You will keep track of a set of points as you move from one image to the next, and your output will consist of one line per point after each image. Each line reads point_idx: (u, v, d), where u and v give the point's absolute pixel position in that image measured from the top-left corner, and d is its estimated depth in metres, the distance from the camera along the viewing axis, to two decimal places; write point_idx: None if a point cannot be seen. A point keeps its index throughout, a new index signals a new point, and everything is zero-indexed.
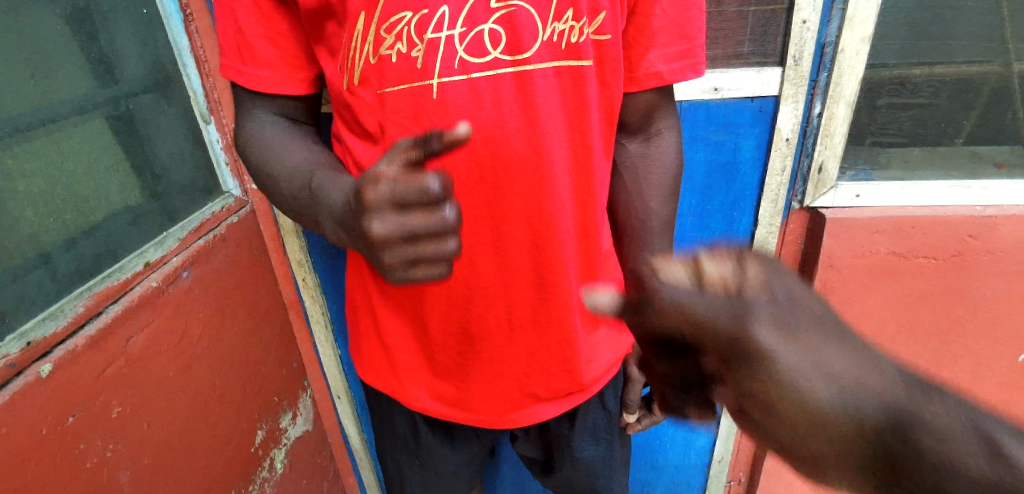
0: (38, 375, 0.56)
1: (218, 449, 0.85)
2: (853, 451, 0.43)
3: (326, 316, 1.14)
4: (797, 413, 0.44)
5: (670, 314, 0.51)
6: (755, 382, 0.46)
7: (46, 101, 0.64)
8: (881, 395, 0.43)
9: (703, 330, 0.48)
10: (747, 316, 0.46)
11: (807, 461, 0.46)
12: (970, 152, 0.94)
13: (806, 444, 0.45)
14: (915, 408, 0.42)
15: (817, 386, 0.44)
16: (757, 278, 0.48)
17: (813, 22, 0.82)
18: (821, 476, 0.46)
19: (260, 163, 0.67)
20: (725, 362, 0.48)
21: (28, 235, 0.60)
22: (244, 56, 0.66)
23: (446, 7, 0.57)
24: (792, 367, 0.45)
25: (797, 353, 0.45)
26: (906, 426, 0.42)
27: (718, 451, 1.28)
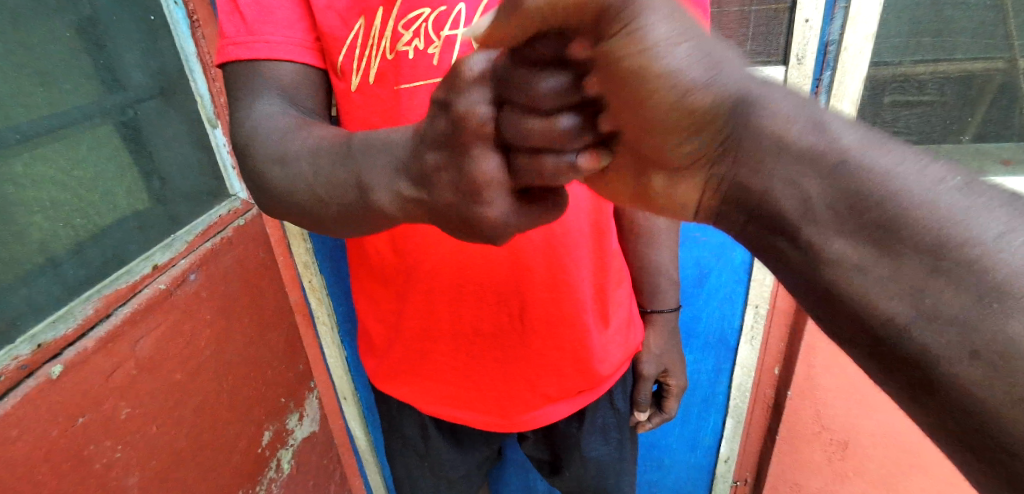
0: (48, 376, 0.57)
1: (226, 451, 0.85)
2: (700, 132, 0.34)
3: (332, 317, 1.15)
4: (662, 101, 0.32)
5: (557, 4, 0.33)
6: (633, 58, 0.31)
7: (55, 108, 0.65)
8: (742, 73, 0.33)
9: (581, 8, 0.32)
10: (635, 2, 0.31)
11: (648, 151, 0.37)
12: (975, 149, 0.92)
13: (649, 133, 0.35)
14: (768, 88, 0.33)
15: (681, 49, 0.31)
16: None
17: (815, 21, 0.82)
18: (664, 187, 0.39)
19: (274, 147, 0.51)
20: (598, 24, 0.32)
21: (37, 241, 0.61)
22: (251, 19, 0.56)
23: (463, 4, 0.58)
24: (673, 40, 0.31)
25: (678, 31, 0.31)
26: (755, 104, 0.32)
27: (724, 451, 1.28)
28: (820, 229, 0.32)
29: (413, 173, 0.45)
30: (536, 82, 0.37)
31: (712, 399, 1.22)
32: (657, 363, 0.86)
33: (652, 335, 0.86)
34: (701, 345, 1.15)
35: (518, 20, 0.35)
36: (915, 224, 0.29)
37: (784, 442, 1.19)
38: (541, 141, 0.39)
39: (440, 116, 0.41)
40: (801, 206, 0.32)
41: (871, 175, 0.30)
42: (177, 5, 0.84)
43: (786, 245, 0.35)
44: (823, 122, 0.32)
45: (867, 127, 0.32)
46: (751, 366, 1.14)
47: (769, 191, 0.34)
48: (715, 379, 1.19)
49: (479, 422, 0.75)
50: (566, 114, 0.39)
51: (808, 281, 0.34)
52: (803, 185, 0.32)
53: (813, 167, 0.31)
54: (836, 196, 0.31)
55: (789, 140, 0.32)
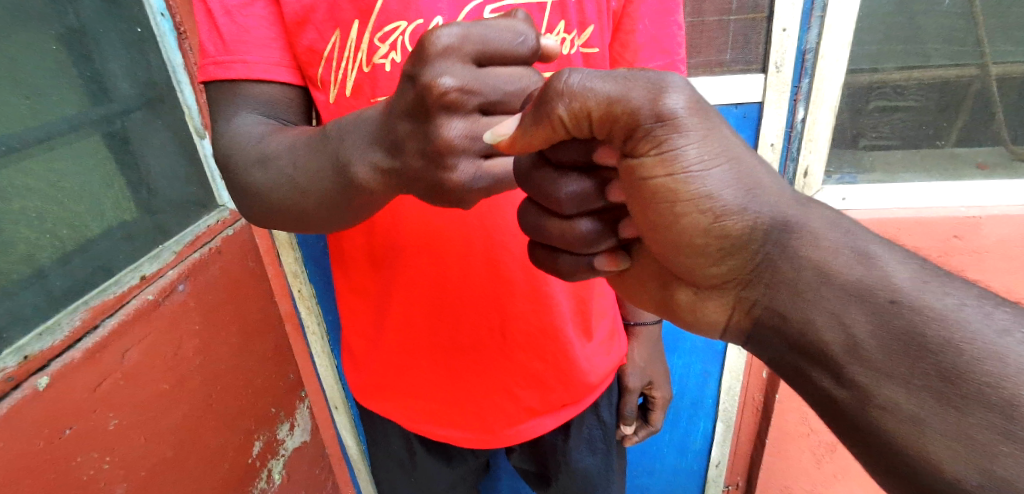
0: (35, 387, 0.57)
1: (214, 462, 0.85)
2: (733, 253, 0.38)
3: (321, 326, 1.15)
4: (694, 225, 0.37)
5: (589, 110, 0.37)
6: (665, 176, 0.36)
7: (41, 119, 0.66)
8: (775, 206, 0.37)
9: (613, 120, 0.37)
10: (666, 124, 0.35)
11: (682, 267, 0.41)
12: (950, 153, 0.96)
13: (681, 251, 0.39)
14: (803, 215, 0.37)
15: (713, 173, 0.36)
16: (693, 107, 0.36)
17: (792, 30, 0.84)
18: (694, 300, 0.43)
19: (254, 147, 0.53)
20: (628, 140, 0.37)
21: (23, 252, 0.61)
22: (228, 37, 0.56)
23: (440, 17, 0.59)
24: (707, 168, 0.36)
25: (709, 156, 0.36)
26: (789, 232, 0.36)
27: (715, 455, 1.29)
28: (869, 371, 0.33)
29: (385, 142, 0.46)
30: (559, 184, 0.43)
31: (701, 403, 1.22)
32: (641, 376, 0.87)
33: (636, 348, 0.87)
34: (689, 349, 1.15)
35: (546, 125, 0.39)
36: (952, 360, 0.31)
37: (772, 445, 1.20)
38: (560, 235, 0.47)
39: (410, 88, 0.42)
40: (846, 343, 0.34)
41: (922, 313, 0.32)
42: (164, 16, 0.84)
43: (827, 381, 0.35)
44: (871, 254, 0.34)
45: (913, 264, 0.34)
46: (739, 369, 1.16)
47: (805, 314, 0.36)
48: (704, 383, 1.19)
49: (461, 438, 0.75)
50: (586, 217, 0.46)
51: (825, 400, 0.36)
52: (844, 316, 0.34)
53: (857, 301, 0.33)
54: (887, 337, 0.32)
55: (828, 269, 0.35)
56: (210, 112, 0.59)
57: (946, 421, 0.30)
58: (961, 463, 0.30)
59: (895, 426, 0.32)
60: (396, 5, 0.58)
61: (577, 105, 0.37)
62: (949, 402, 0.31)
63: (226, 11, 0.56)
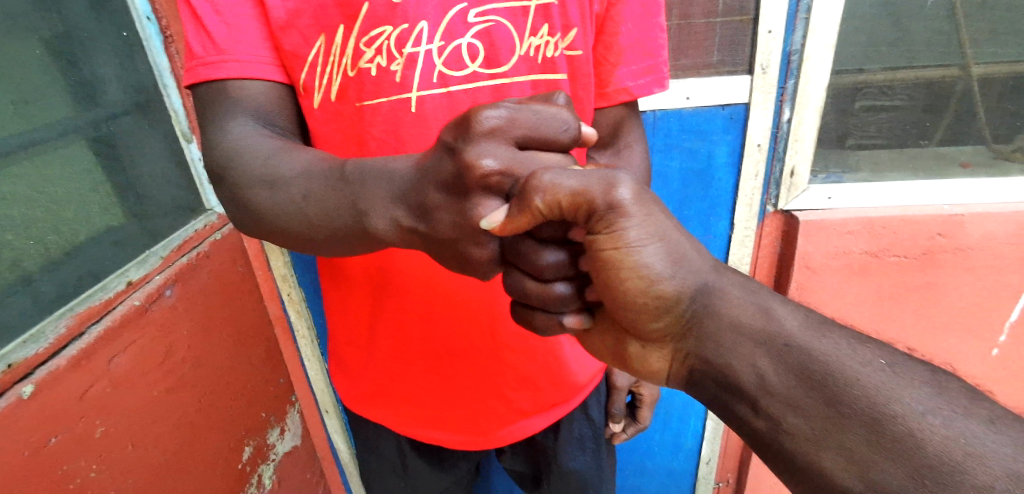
0: (20, 396, 0.56)
1: (205, 468, 0.85)
2: (668, 312, 0.42)
3: (311, 331, 1.14)
4: (636, 288, 0.41)
5: (560, 201, 0.40)
6: (615, 251, 0.40)
7: (27, 124, 0.65)
8: (702, 277, 0.43)
9: (578, 207, 0.41)
10: (619, 212, 0.40)
11: (626, 323, 0.45)
12: (935, 153, 0.97)
13: (625, 311, 0.43)
14: (720, 281, 0.43)
15: (650, 248, 0.40)
16: (639, 197, 0.41)
17: (777, 32, 0.85)
18: (639, 354, 0.47)
19: (262, 170, 0.51)
20: (590, 222, 0.41)
21: (9, 259, 0.61)
22: (218, 37, 0.55)
23: (425, 21, 0.59)
24: (646, 242, 0.40)
25: (649, 233, 0.40)
26: (709, 295, 0.42)
27: (705, 453, 1.29)
28: (774, 401, 0.38)
29: (410, 203, 0.46)
30: (541, 255, 0.44)
31: (692, 402, 1.23)
32: (629, 374, 0.87)
33: None
34: None
35: (528, 215, 0.40)
36: (836, 387, 0.36)
37: None
38: (536, 298, 0.47)
39: (446, 158, 0.42)
40: (757, 381, 0.39)
41: (810, 355, 0.38)
42: (150, 20, 0.83)
43: (746, 411, 0.40)
44: (769, 311, 0.41)
45: (802, 318, 0.40)
46: None
47: (727, 363, 0.41)
48: None
49: (455, 442, 0.75)
50: (562, 281, 0.46)
51: (747, 429, 0.40)
52: (755, 362, 0.39)
53: (761, 346, 0.39)
54: (787, 374, 0.38)
55: (742, 324, 0.41)
56: (197, 110, 0.57)
57: (834, 435, 0.35)
58: (847, 467, 0.34)
59: (798, 441, 0.36)
60: (382, 11, 0.58)
61: (552, 197, 0.40)
62: (835, 420, 0.35)
63: (215, 11, 0.55)
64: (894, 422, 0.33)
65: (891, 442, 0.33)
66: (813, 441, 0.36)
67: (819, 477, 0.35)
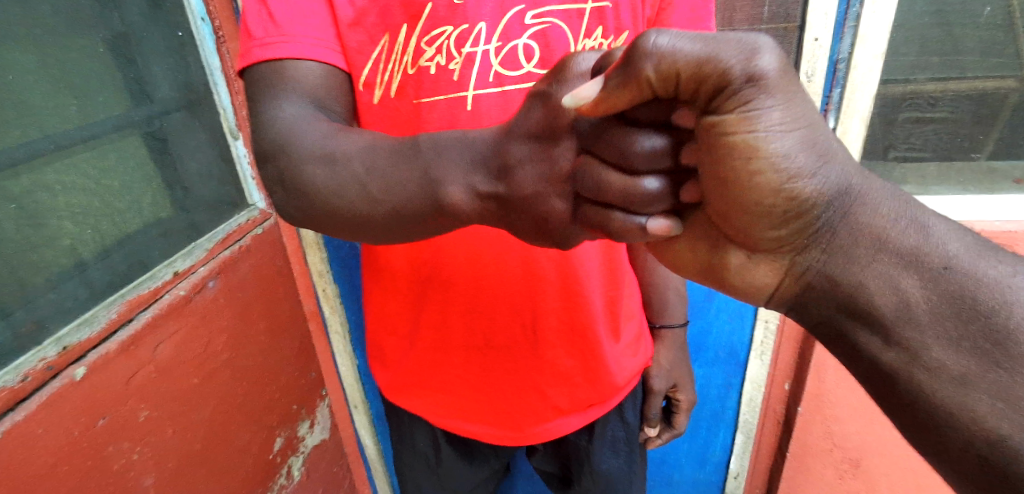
0: (72, 378, 0.59)
1: (238, 458, 0.86)
2: (796, 216, 0.37)
3: (344, 326, 1.16)
4: (767, 185, 0.35)
5: (679, 71, 0.33)
6: (748, 139, 0.34)
7: (86, 119, 0.68)
8: (849, 175, 0.37)
9: (702, 80, 0.33)
10: (757, 86, 0.32)
11: (735, 229, 0.39)
12: (986, 167, 0.94)
13: (741, 213, 0.37)
14: (866, 185, 0.38)
15: (793, 137, 0.34)
16: (783, 70, 0.33)
17: (825, 39, 0.83)
18: (741, 267, 0.41)
19: (320, 148, 0.50)
20: (713, 101, 0.34)
21: (66, 247, 0.64)
22: (283, 21, 0.56)
23: (484, 22, 0.60)
24: (785, 130, 0.34)
25: (791, 118, 0.34)
26: (853, 203, 0.37)
27: (734, 467, 1.26)
28: (919, 333, 0.36)
29: (490, 167, 0.45)
30: (637, 139, 0.39)
31: (722, 414, 1.20)
32: (667, 378, 0.86)
33: (661, 351, 0.86)
34: (711, 359, 1.13)
35: (633, 89, 0.35)
36: (993, 324, 0.35)
37: (792, 460, 1.17)
38: (618, 193, 0.40)
39: (533, 114, 0.42)
40: (898, 306, 0.37)
41: (969, 280, 0.35)
42: (204, 21, 0.87)
43: (875, 342, 0.38)
44: (923, 223, 0.37)
45: (962, 237, 0.37)
46: (761, 381, 1.13)
47: (862, 286, 0.38)
48: (725, 394, 1.18)
49: (488, 435, 0.76)
50: (653, 175, 0.40)
51: (872, 362, 0.39)
52: (897, 280, 0.37)
53: (913, 268, 0.36)
54: (939, 299, 0.36)
55: (888, 238, 0.37)
56: (251, 94, 0.56)
57: (987, 377, 0.35)
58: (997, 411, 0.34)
59: (939, 385, 0.36)
60: (443, 11, 0.60)
61: (667, 66, 0.33)
62: (989, 360, 0.35)
63: None
64: None
65: None
66: (957, 386, 0.35)
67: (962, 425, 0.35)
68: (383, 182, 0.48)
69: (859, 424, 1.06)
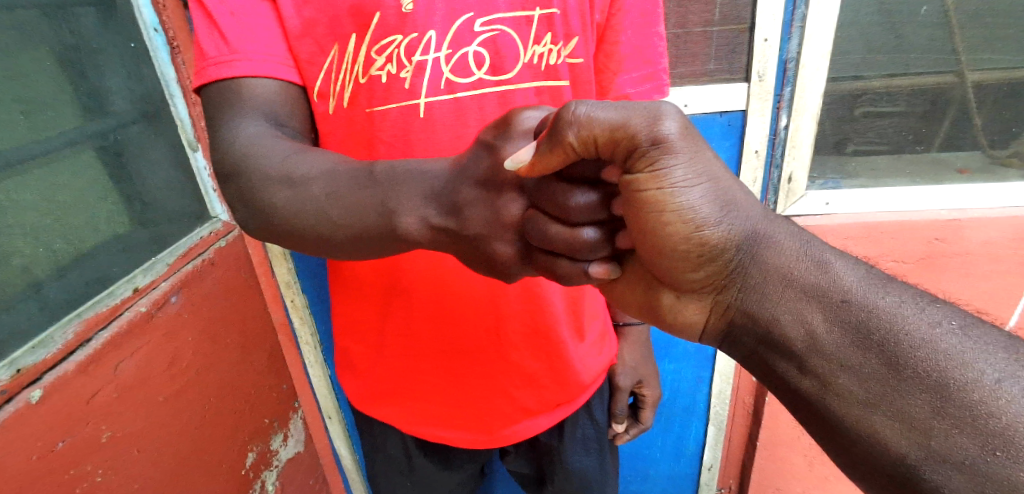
0: (29, 400, 0.57)
1: (208, 475, 0.85)
2: (710, 260, 0.39)
3: (314, 337, 1.15)
4: (678, 234, 0.38)
5: (597, 137, 0.37)
6: (658, 193, 0.36)
7: (36, 135, 0.67)
8: (752, 219, 0.40)
9: (615, 144, 0.37)
10: (662, 148, 0.36)
11: (662, 273, 0.41)
12: (932, 158, 0.98)
13: (663, 260, 0.40)
14: (771, 228, 0.40)
15: (696, 191, 0.37)
16: (686, 132, 0.36)
17: (773, 40, 0.86)
18: (673, 306, 0.44)
19: (279, 169, 0.51)
20: (628, 160, 0.37)
21: (19, 267, 0.62)
22: (231, 37, 0.56)
23: (433, 31, 0.61)
24: (691, 184, 0.37)
25: (696, 174, 0.37)
26: (760, 244, 0.40)
27: (707, 459, 1.29)
28: (826, 361, 0.36)
29: (443, 202, 0.47)
30: (571, 195, 0.41)
31: (693, 407, 1.23)
32: (632, 375, 0.88)
33: (626, 348, 0.88)
34: (680, 354, 1.16)
35: (559, 153, 0.38)
36: (896, 348, 0.34)
37: (763, 449, 1.20)
38: (559, 243, 0.42)
39: (485, 156, 0.44)
40: (807, 338, 0.37)
41: (870, 313, 0.36)
42: (157, 31, 0.85)
43: (792, 371, 0.39)
44: (826, 262, 0.39)
45: (863, 270, 0.38)
46: (729, 373, 1.16)
47: (775, 321, 0.39)
48: (696, 388, 1.20)
49: (460, 441, 0.76)
50: (590, 225, 0.42)
51: (789, 386, 0.39)
52: (806, 316, 0.38)
53: (815, 301, 0.38)
54: (842, 329, 0.36)
55: (793, 276, 0.39)
56: (207, 114, 0.57)
57: (893, 399, 0.34)
58: (904, 432, 0.33)
59: (846, 406, 0.35)
60: (394, 19, 0.60)
61: (586, 134, 0.37)
62: (894, 385, 0.34)
63: (230, 13, 0.57)
64: (963, 390, 0.32)
65: (957, 411, 0.32)
66: (866, 407, 0.35)
67: (871, 443, 0.35)
68: (343, 208, 0.50)
69: None
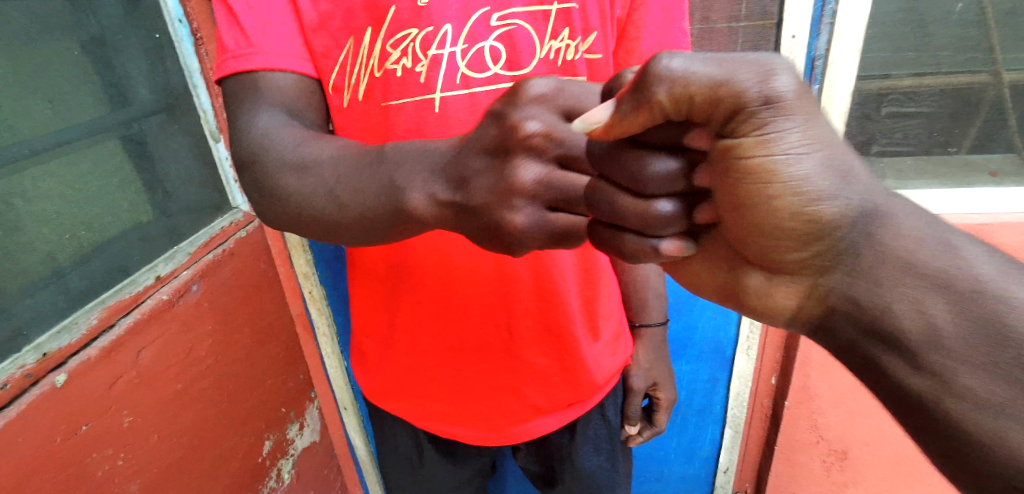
0: (53, 384, 0.58)
1: (223, 463, 0.86)
2: (818, 240, 0.35)
3: (332, 328, 1.17)
4: (789, 210, 0.34)
5: (692, 96, 0.33)
6: (767, 161, 0.33)
7: (61, 124, 0.68)
8: (870, 194, 0.35)
9: (716, 107, 0.33)
10: (775, 109, 0.32)
11: (757, 252, 0.38)
12: (963, 160, 0.95)
13: (762, 240, 0.37)
14: (891, 206, 0.36)
15: (813, 160, 0.33)
16: (803, 89, 0.32)
17: (801, 36, 0.84)
18: (762, 289, 0.40)
19: (294, 157, 0.50)
20: (729, 122, 0.33)
21: (41, 253, 0.63)
22: (250, 32, 0.57)
23: (449, 24, 0.60)
24: (806, 152, 0.33)
25: (812, 139, 0.33)
26: (875, 220, 0.35)
27: (723, 461, 1.28)
28: (949, 358, 0.35)
29: (450, 177, 0.44)
30: (649, 162, 0.38)
31: (710, 408, 1.22)
32: (646, 377, 0.87)
33: (641, 349, 0.87)
34: (697, 355, 1.14)
35: (644, 113, 0.35)
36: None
37: (780, 453, 1.18)
38: (632, 217, 0.39)
39: (493, 126, 0.42)
40: (927, 333, 0.35)
41: (1004, 309, 0.34)
42: (182, 23, 0.86)
43: (902, 368, 0.37)
44: (951, 246, 0.35)
45: (994, 261, 0.35)
46: (747, 375, 1.14)
47: (890, 311, 0.36)
48: (712, 389, 1.19)
49: (468, 437, 0.76)
50: (668, 198, 0.39)
51: (898, 387, 0.37)
52: (924, 305, 0.35)
53: (938, 291, 0.35)
54: (970, 327, 0.34)
55: (915, 261, 0.35)
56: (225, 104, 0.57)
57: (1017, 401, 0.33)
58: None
59: (964, 409, 0.35)
60: (407, 14, 0.60)
61: (680, 89, 0.33)
62: (1021, 388, 0.33)
63: (248, 7, 0.57)
64: None
65: None
66: (1010, 423, 0.33)
67: (979, 444, 0.34)
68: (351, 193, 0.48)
69: (842, 415, 1.08)
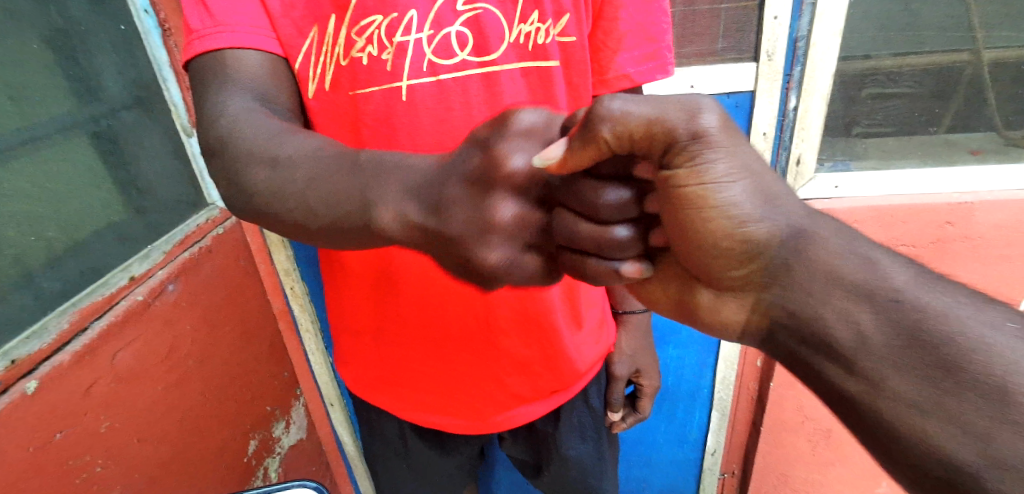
0: (23, 392, 0.56)
1: (209, 465, 0.84)
2: (751, 259, 0.36)
3: (315, 325, 1.14)
4: (720, 230, 0.35)
5: (631, 131, 0.35)
6: (697, 186, 0.34)
7: (27, 120, 0.65)
8: (794, 215, 0.36)
9: (652, 141, 0.35)
10: (701, 142, 0.34)
11: (700, 269, 0.38)
12: (945, 140, 0.96)
13: (700, 255, 0.37)
14: (817, 224, 0.36)
15: (739, 186, 0.35)
16: (726, 125, 0.35)
17: (784, 18, 0.83)
18: (712, 305, 0.40)
19: (264, 149, 0.48)
20: (663, 155, 0.35)
21: (11, 256, 0.61)
22: (213, 8, 0.53)
23: (415, 10, 0.58)
24: (729, 177, 0.34)
25: (735, 168, 0.35)
26: (803, 237, 0.35)
27: (711, 443, 1.29)
28: (877, 362, 0.32)
29: (425, 199, 0.42)
30: (603, 191, 0.38)
31: (698, 393, 1.22)
32: (629, 364, 0.87)
33: (623, 337, 0.87)
34: (685, 340, 1.15)
35: (592, 147, 0.36)
36: (950, 349, 0.31)
37: (767, 434, 1.19)
38: (591, 241, 0.40)
39: (477, 153, 0.41)
40: (855, 340, 0.33)
41: (921, 310, 0.32)
42: (148, 13, 0.83)
43: (837, 373, 0.34)
44: (872, 258, 0.34)
45: (913, 269, 0.34)
46: (733, 358, 1.15)
47: (818, 318, 0.34)
48: (700, 374, 1.19)
49: (456, 427, 0.75)
50: (623, 224, 0.40)
51: (832, 392, 0.35)
52: (851, 314, 0.33)
53: (864, 301, 0.33)
54: (891, 331, 0.32)
55: (840, 273, 0.34)
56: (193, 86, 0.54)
57: (948, 400, 0.30)
58: (960, 438, 0.30)
59: (898, 412, 0.32)
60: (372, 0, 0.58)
61: (622, 127, 0.35)
62: (944, 388, 0.31)
63: None
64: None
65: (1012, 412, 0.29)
66: (963, 433, 0.30)
67: (917, 448, 0.31)
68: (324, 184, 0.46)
69: None
